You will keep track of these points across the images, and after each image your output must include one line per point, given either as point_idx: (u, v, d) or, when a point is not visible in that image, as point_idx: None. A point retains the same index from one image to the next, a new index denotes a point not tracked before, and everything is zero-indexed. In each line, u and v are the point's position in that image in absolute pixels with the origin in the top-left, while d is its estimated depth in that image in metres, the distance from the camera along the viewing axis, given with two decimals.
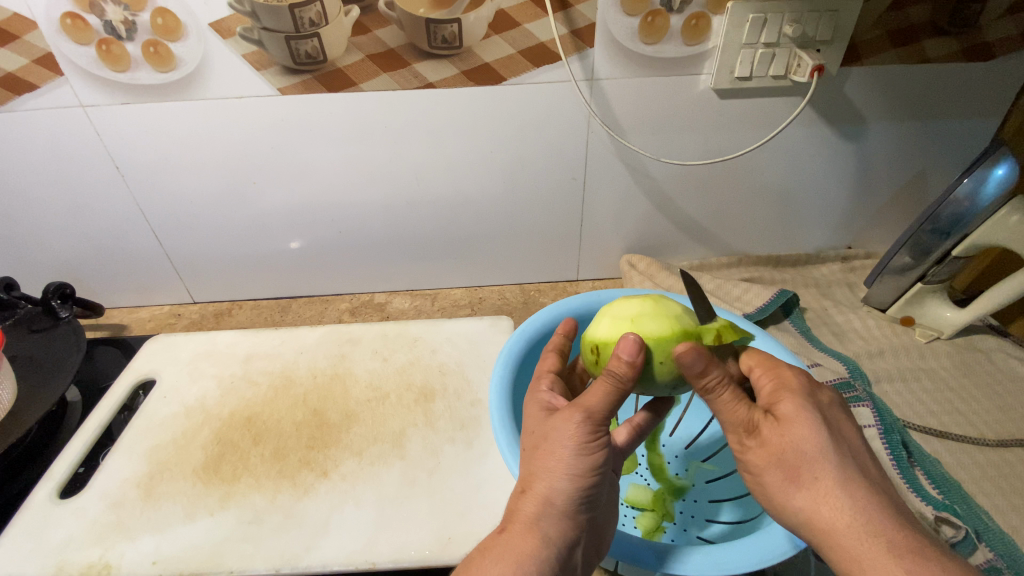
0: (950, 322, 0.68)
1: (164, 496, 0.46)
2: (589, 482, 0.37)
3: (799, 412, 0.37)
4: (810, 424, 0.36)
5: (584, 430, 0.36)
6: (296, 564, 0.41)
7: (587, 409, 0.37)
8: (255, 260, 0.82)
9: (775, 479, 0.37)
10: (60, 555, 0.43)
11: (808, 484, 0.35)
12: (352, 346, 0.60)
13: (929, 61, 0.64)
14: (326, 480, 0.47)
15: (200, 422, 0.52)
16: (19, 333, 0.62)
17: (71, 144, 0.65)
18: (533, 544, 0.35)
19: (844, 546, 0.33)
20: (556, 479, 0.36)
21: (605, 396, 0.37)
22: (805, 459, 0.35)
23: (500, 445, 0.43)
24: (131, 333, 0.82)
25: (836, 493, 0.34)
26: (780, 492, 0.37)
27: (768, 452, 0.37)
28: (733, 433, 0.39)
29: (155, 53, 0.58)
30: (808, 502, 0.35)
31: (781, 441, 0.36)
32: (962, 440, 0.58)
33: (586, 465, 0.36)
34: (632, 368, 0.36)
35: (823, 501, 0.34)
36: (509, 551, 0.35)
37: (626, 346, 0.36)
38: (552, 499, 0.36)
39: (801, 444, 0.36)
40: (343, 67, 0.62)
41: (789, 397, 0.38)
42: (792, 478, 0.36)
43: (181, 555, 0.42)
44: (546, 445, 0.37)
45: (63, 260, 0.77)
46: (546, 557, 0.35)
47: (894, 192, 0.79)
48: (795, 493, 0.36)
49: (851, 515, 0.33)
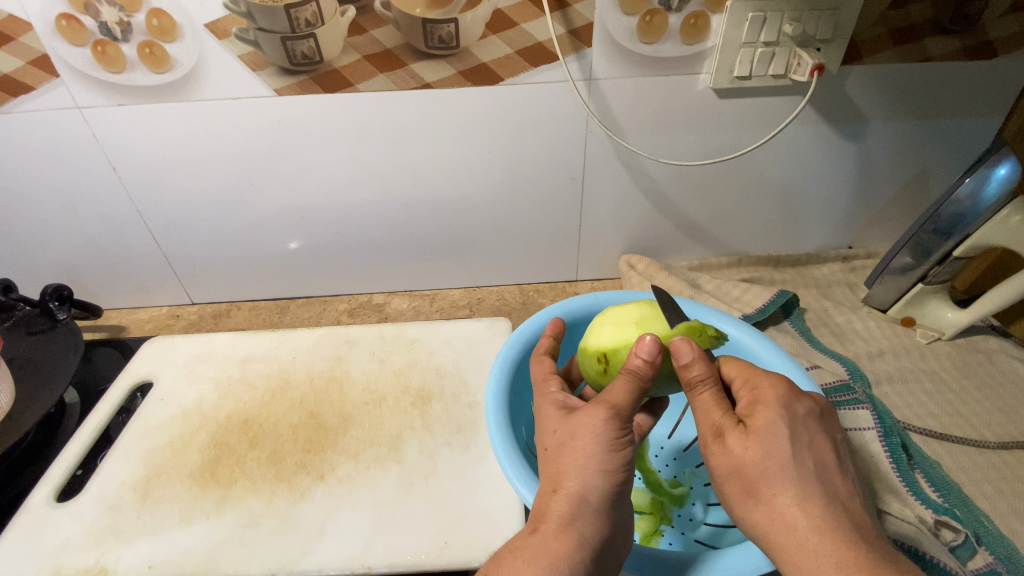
0: (951, 322, 0.68)
1: (161, 500, 0.46)
2: (621, 477, 0.36)
3: (768, 425, 0.36)
4: (779, 439, 0.36)
5: (611, 427, 0.36)
6: (293, 569, 0.41)
7: (614, 406, 0.36)
8: (253, 260, 0.82)
9: (735, 488, 0.37)
10: (57, 558, 0.43)
11: (765, 498, 0.35)
12: (349, 348, 0.60)
13: (931, 59, 0.64)
14: (322, 483, 0.47)
15: (197, 425, 0.52)
16: (17, 335, 0.62)
17: (69, 145, 0.65)
18: (567, 545, 0.35)
19: (795, 562, 0.34)
20: (590, 476, 0.36)
21: (629, 393, 0.37)
22: (765, 474, 0.35)
23: (497, 450, 0.43)
24: (130, 335, 0.82)
25: (793, 509, 0.34)
26: (739, 501, 0.37)
27: (729, 461, 0.37)
28: (702, 435, 0.39)
29: (151, 54, 0.58)
30: (765, 516, 0.35)
31: (744, 453, 0.36)
32: (962, 442, 0.58)
33: (617, 460, 0.36)
34: (651, 365, 0.36)
35: (777, 516, 0.35)
36: (544, 553, 0.34)
37: (644, 346, 0.36)
38: (587, 497, 0.36)
39: (764, 458, 0.35)
40: (339, 67, 0.61)
41: (763, 410, 0.37)
42: (750, 490, 0.36)
43: (177, 560, 0.42)
44: (575, 442, 0.36)
45: (62, 261, 0.77)
46: (581, 556, 0.35)
47: (895, 192, 0.79)
48: (753, 505, 0.36)
49: (804, 533, 0.34)
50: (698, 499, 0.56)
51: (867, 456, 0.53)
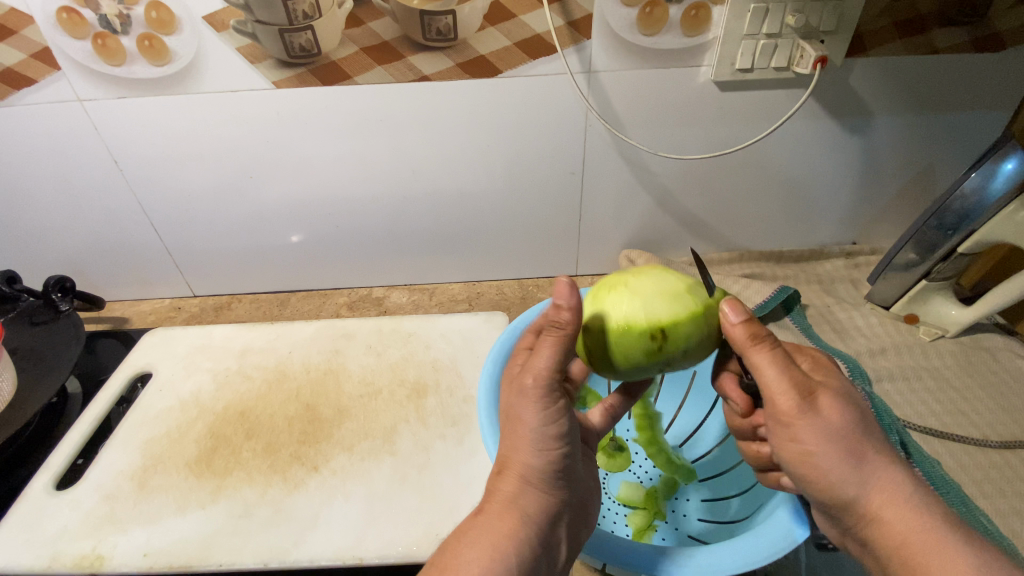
0: (955, 320, 0.67)
1: (157, 489, 0.47)
2: (555, 452, 0.38)
3: (843, 389, 0.38)
4: (854, 399, 0.37)
5: (531, 391, 0.36)
6: (285, 559, 0.41)
7: (535, 370, 0.37)
8: (254, 253, 0.83)
9: (833, 452, 0.35)
10: (55, 545, 0.43)
11: (867, 457, 0.35)
12: (346, 341, 0.60)
13: (938, 52, 0.62)
14: (316, 474, 0.47)
15: (194, 416, 0.53)
16: (21, 325, 0.63)
17: (71, 138, 0.65)
18: (511, 522, 0.36)
19: (906, 519, 0.34)
20: (528, 454, 0.37)
21: (551, 352, 0.37)
22: (865, 430, 0.36)
23: (487, 441, 0.43)
24: (133, 326, 0.83)
25: (891, 465, 0.36)
26: (835, 467, 0.36)
27: (828, 424, 0.35)
28: (789, 401, 0.36)
29: (150, 47, 0.58)
30: (862, 479, 0.35)
31: (842, 412, 0.36)
32: (963, 440, 0.57)
33: (548, 432, 0.37)
34: (573, 313, 0.35)
35: (881, 474, 0.35)
36: (488, 531, 0.35)
37: (558, 291, 0.35)
38: (527, 475, 0.37)
39: (857, 417, 0.36)
40: (337, 60, 0.61)
41: (831, 376, 0.39)
42: (853, 451, 0.35)
43: (172, 549, 0.42)
44: (508, 419, 0.38)
45: (66, 253, 0.78)
46: (525, 534, 0.36)
47: (901, 186, 0.77)
48: (852, 467, 0.35)
49: (902, 493, 0.35)
50: (692, 495, 0.56)
51: None
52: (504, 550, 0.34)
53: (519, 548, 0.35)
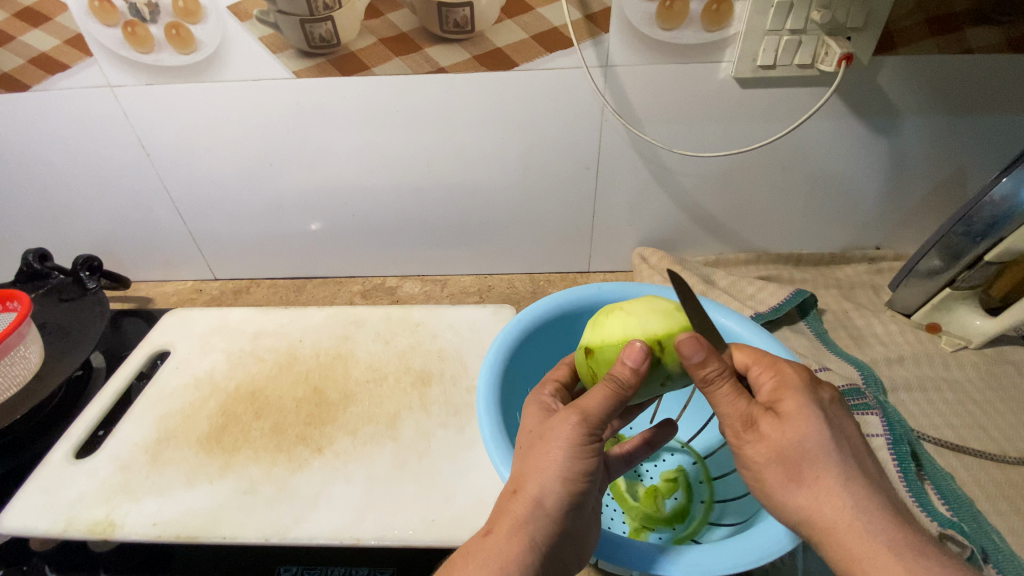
0: (979, 330, 0.65)
1: (169, 462, 0.48)
2: (578, 486, 0.36)
3: (802, 411, 0.34)
4: (813, 422, 0.34)
5: (580, 432, 0.36)
6: (285, 535, 0.42)
7: (585, 411, 0.36)
8: (273, 240, 0.85)
9: (774, 475, 0.34)
10: (70, 511, 0.45)
11: (808, 482, 0.33)
12: (356, 327, 0.62)
13: (971, 52, 0.60)
14: (319, 456, 0.48)
15: (207, 394, 0.55)
16: (51, 301, 0.66)
17: (101, 123, 0.68)
18: (515, 545, 0.34)
19: (844, 543, 0.32)
20: (548, 480, 0.36)
21: (604, 401, 0.37)
22: (808, 457, 0.33)
23: (483, 428, 0.43)
24: (156, 306, 0.86)
25: (839, 492, 0.32)
26: (781, 490, 0.34)
27: (767, 449, 0.34)
28: (731, 428, 0.36)
29: (177, 35, 0.60)
30: (808, 502, 0.33)
31: (781, 438, 0.34)
32: (980, 455, 0.55)
33: (579, 468, 0.36)
34: (635, 374, 0.36)
35: (828, 500, 0.32)
36: (495, 557, 0.34)
37: (632, 354, 0.36)
38: (542, 502, 0.35)
39: (801, 441, 0.33)
40: (356, 50, 0.62)
41: (791, 395, 0.35)
42: (792, 475, 0.34)
43: (179, 519, 0.44)
44: (542, 444, 0.37)
45: (96, 234, 0.81)
46: (531, 559, 0.35)
47: (929, 190, 0.75)
48: (794, 491, 0.33)
49: (851, 514, 0.32)
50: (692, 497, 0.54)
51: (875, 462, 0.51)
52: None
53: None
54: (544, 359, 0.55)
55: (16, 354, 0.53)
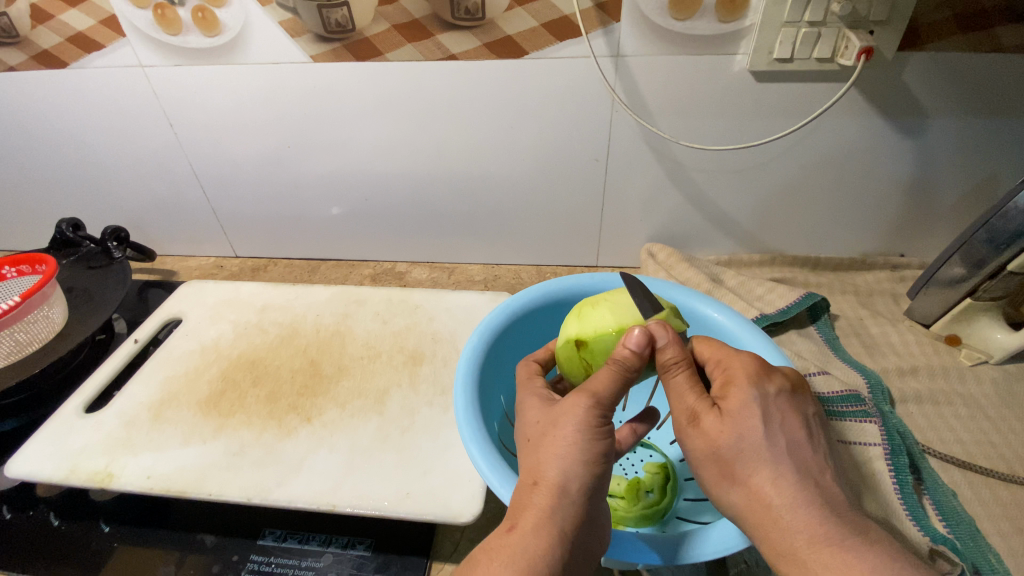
0: (1000, 345, 0.61)
1: (169, 421, 0.51)
2: (599, 469, 0.36)
3: (742, 408, 0.35)
4: (752, 418, 0.35)
5: (592, 414, 0.36)
6: (266, 496, 0.44)
7: (597, 393, 0.37)
8: (290, 221, 0.87)
9: (711, 469, 0.37)
10: (74, 460, 0.48)
11: (740, 479, 0.35)
12: (357, 306, 0.63)
13: (1004, 50, 0.57)
14: (308, 425, 0.50)
15: (211, 360, 0.57)
16: (80, 268, 0.70)
17: (133, 102, 0.72)
18: (540, 533, 0.34)
19: (770, 537, 0.33)
20: (570, 466, 0.36)
21: (611, 381, 0.37)
22: (742, 453, 0.34)
23: (456, 399, 0.44)
24: (179, 279, 0.90)
25: (769, 490, 0.34)
26: (717, 483, 0.37)
27: (706, 446, 0.36)
28: (679, 422, 0.38)
29: (203, 18, 0.63)
30: (740, 496, 0.35)
31: (718, 436, 0.35)
32: (988, 473, 0.52)
33: (596, 450, 0.36)
34: (637, 356, 0.36)
35: (756, 497, 0.34)
36: (522, 551, 0.33)
37: (633, 337, 0.36)
38: (566, 490, 0.35)
39: (736, 441, 0.35)
40: (370, 36, 0.63)
41: (736, 390, 0.36)
42: (725, 471, 0.35)
43: (171, 474, 0.46)
44: (555, 431, 0.37)
45: (128, 207, 0.86)
46: (560, 551, 0.34)
47: (959, 197, 0.71)
48: (729, 485, 0.36)
49: (777, 510, 0.33)
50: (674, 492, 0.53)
51: (867, 472, 0.48)
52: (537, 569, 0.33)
53: (555, 568, 0.33)
54: (536, 344, 0.56)
55: (41, 312, 0.57)
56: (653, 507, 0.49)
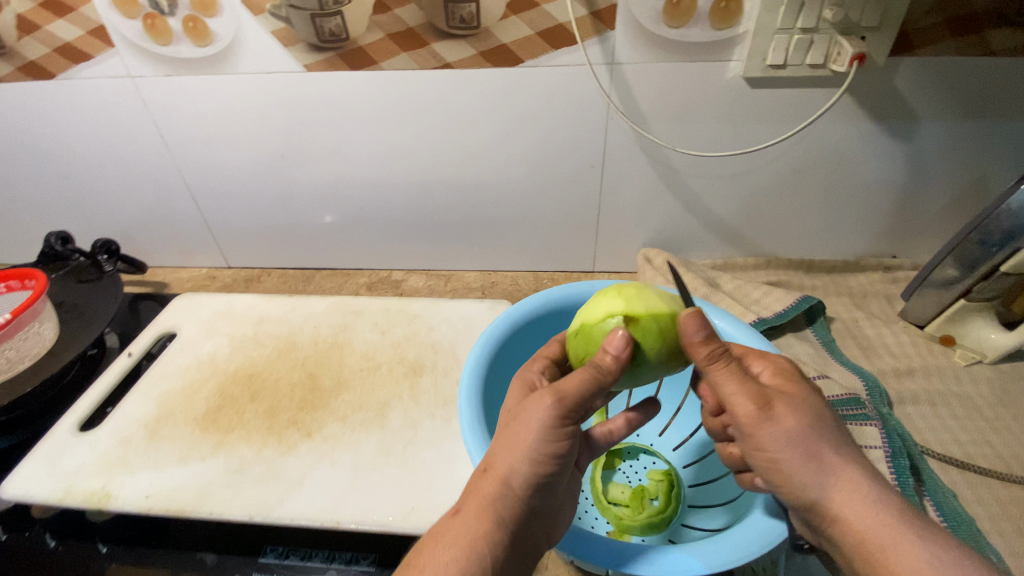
0: (995, 346, 0.62)
1: (166, 439, 0.50)
2: (547, 468, 0.36)
3: (805, 395, 0.37)
4: (820, 405, 0.36)
5: (552, 415, 0.35)
6: (269, 514, 0.43)
7: (561, 393, 0.36)
8: (284, 230, 0.86)
9: (792, 458, 0.34)
10: (69, 480, 0.47)
11: (827, 465, 0.34)
12: (355, 317, 0.63)
13: (993, 54, 0.58)
14: (308, 440, 0.49)
15: (207, 375, 0.56)
16: (69, 282, 0.69)
17: (123, 112, 0.71)
18: (478, 521, 0.35)
19: (870, 521, 0.33)
20: (518, 462, 0.36)
21: (580, 383, 0.36)
22: (825, 435, 0.35)
23: (461, 411, 0.44)
24: (171, 291, 0.89)
25: (851, 473, 0.34)
26: (795, 473, 0.35)
27: (785, 431, 0.34)
28: (745, 411, 0.35)
29: (194, 28, 0.62)
30: (824, 483, 0.34)
31: (797, 420, 0.35)
32: (987, 473, 0.52)
33: (548, 452, 0.36)
34: (617, 361, 0.37)
35: (845, 476, 0.34)
36: (463, 534, 0.34)
37: (614, 339, 0.37)
38: (511, 482, 0.35)
39: (816, 424, 0.35)
40: (364, 45, 0.63)
41: (792, 381, 0.38)
42: (811, 457, 0.34)
43: (170, 494, 0.45)
44: (515, 425, 0.36)
45: (118, 219, 0.85)
46: (498, 538, 0.35)
47: (950, 198, 0.72)
48: (810, 469, 0.34)
49: (864, 490, 0.33)
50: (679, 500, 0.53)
51: None
52: (474, 555, 0.34)
53: (492, 555, 0.34)
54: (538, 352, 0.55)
55: (31, 329, 0.56)
56: (659, 515, 0.49)
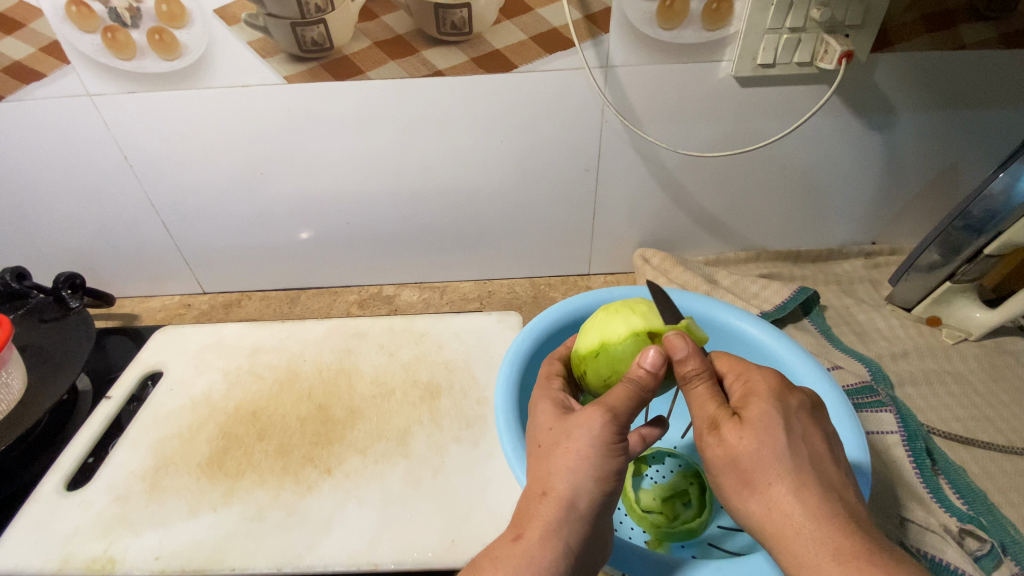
0: (979, 323, 0.66)
1: (169, 491, 0.46)
2: (609, 485, 0.35)
3: (763, 417, 0.34)
4: (774, 430, 0.34)
5: (608, 430, 0.35)
6: (298, 564, 0.41)
7: (613, 407, 0.35)
8: (264, 250, 0.82)
9: (730, 478, 0.35)
10: (65, 547, 0.43)
11: (761, 488, 0.33)
12: (358, 340, 0.59)
13: (964, 48, 0.61)
14: (329, 477, 0.46)
15: (205, 416, 0.52)
16: (30, 323, 0.62)
17: (79, 133, 0.65)
18: (543, 544, 0.33)
19: (792, 550, 0.32)
20: (580, 481, 0.35)
21: (627, 400, 0.36)
22: (763, 463, 0.33)
23: (505, 446, 0.43)
24: (142, 323, 0.83)
25: (791, 501, 0.32)
26: (736, 493, 0.35)
27: (724, 453, 0.35)
28: (697, 430, 0.37)
29: (161, 41, 0.57)
30: (759, 506, 0.34)
31: (738, 444, 0.34)
32: (989, 447, 0.57)
33: (608, 468, 0.35)
34: (652, 376, 0.36)
35: (778, 504, 0.33)
36: (531, 563, 0.33)
37: (648, 357, 0.36)
38: (575, 504, 0.34)
39: (758, 449, 0.33)
40: (349, 54, 0.60)
41: (756, 401, 0.35)
42: (745, 480, 0.34)
43: (185, 551, 0.42)
44: (570, 442, 0.35)
45: (77, 249, 0.78)
46: (565, 561, 0.34)
47: (923, 185, 0.76)
48: (746, 492, 0.34)
49: (800, 522, 0.32)
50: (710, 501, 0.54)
51: (890, 461, 0.52)
52: None
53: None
54: None
55: None
56: (696, 520, 0.50)
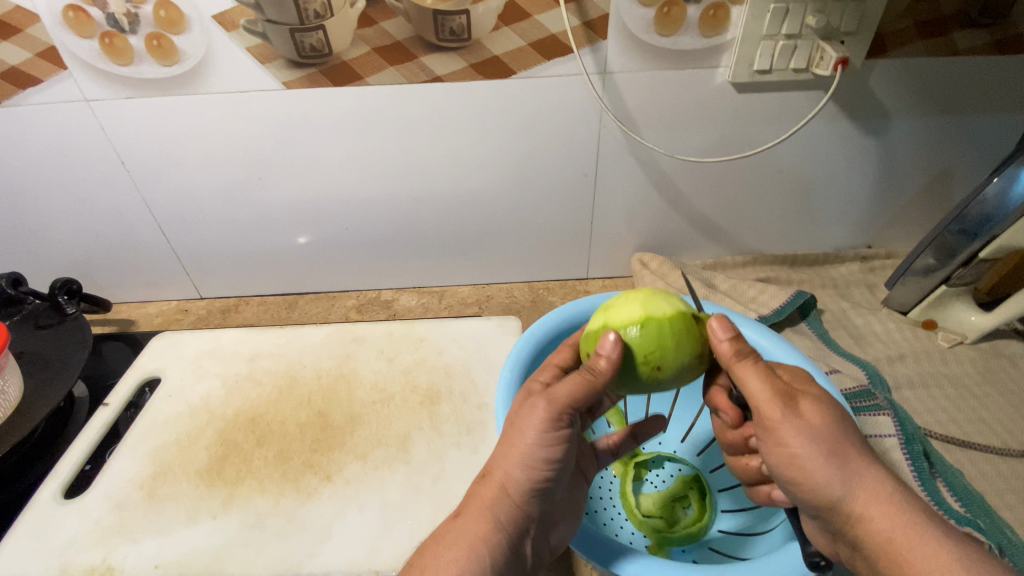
0: (974, 326, 0.66)
1: (167, 498, 0.46)
2: (541, 473, 0.37)
3: (822, 394, 0.37)
4: (836, 406, 0.37)
5: (544, 418, 0.36)
6: (299, 571, 0.41)
7: (553, 395, 0.36)
8: (262, 255, 0.82)
9: (816, 451, 0.35)
10: (63, 555, 0.43)
11: (843, 456, 0.35)
12: (357, 346, 0.59)
13: (958, 54, 0.61)
14: (329, 484, 0.46)
15: (204, 422, 0.52)
16: (26, 329, 0.62)
17: (75, 139, 0.64)
18: (486, 528, 0.36)
19: (878, 512, 0.33)
20: (513, 468, 0.37)
21: (574, 389, 0.36)
22: (845, 432, 0.35)
23: None
24: (138, 329, 0.82)
25: (869, 467, 0.35)
26: (820, 468, 0.35)
27: (808, 425, 0.35)
28: (768, 407, 0.36)
29: (159, 46, 0.57)
30: (847, 475, 0.34)
31: (818, 415, 0.35)
32: (986, 450, 0.57)
33: (543, 457, 0.36)
34: (599, 343, 0.30)
35: (861, 472, 0.34)
36: (464, 537, 0.35)
37: (597, 319, 0.30)
38: (508, 488, 0.37)
39: (834, 419, 0.35)
40: (348, 60, 0.60)
41: (807, 381, 0.38)
42: (831, 451, 0.35)
43: (183, 559, 0.42)
44: (513, 429, 0.37)
45: (73, 255, 0.78)
46: (499, 539, 0.36)
47: (918, 190, 0.77)
48: (829, 469, 0.34)
49: (882, 484, 0.34)
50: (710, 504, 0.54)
51: (889, 464, 0.53)
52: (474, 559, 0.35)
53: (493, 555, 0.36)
54: None
55: None
56: (695, 524, 0.50)
